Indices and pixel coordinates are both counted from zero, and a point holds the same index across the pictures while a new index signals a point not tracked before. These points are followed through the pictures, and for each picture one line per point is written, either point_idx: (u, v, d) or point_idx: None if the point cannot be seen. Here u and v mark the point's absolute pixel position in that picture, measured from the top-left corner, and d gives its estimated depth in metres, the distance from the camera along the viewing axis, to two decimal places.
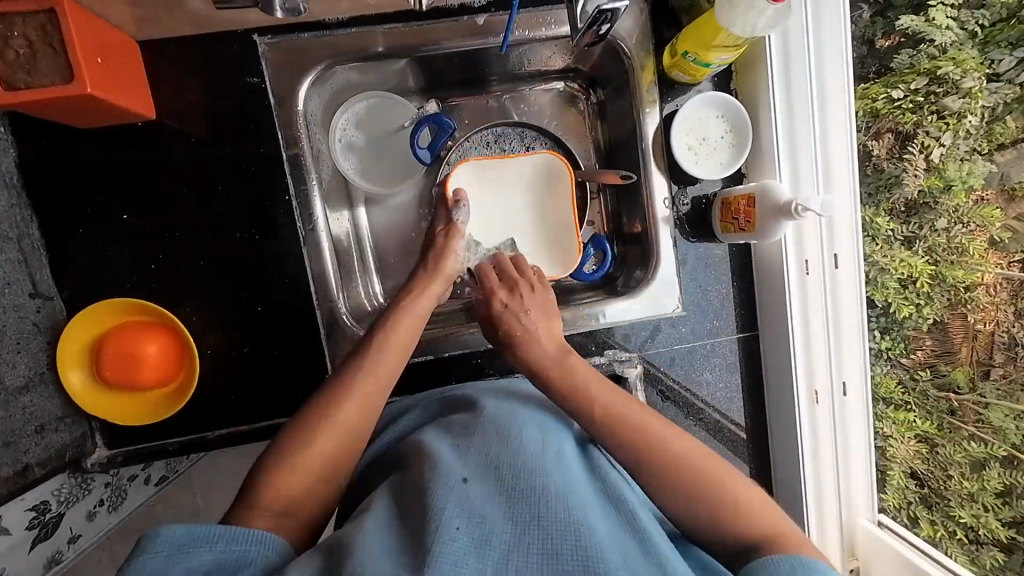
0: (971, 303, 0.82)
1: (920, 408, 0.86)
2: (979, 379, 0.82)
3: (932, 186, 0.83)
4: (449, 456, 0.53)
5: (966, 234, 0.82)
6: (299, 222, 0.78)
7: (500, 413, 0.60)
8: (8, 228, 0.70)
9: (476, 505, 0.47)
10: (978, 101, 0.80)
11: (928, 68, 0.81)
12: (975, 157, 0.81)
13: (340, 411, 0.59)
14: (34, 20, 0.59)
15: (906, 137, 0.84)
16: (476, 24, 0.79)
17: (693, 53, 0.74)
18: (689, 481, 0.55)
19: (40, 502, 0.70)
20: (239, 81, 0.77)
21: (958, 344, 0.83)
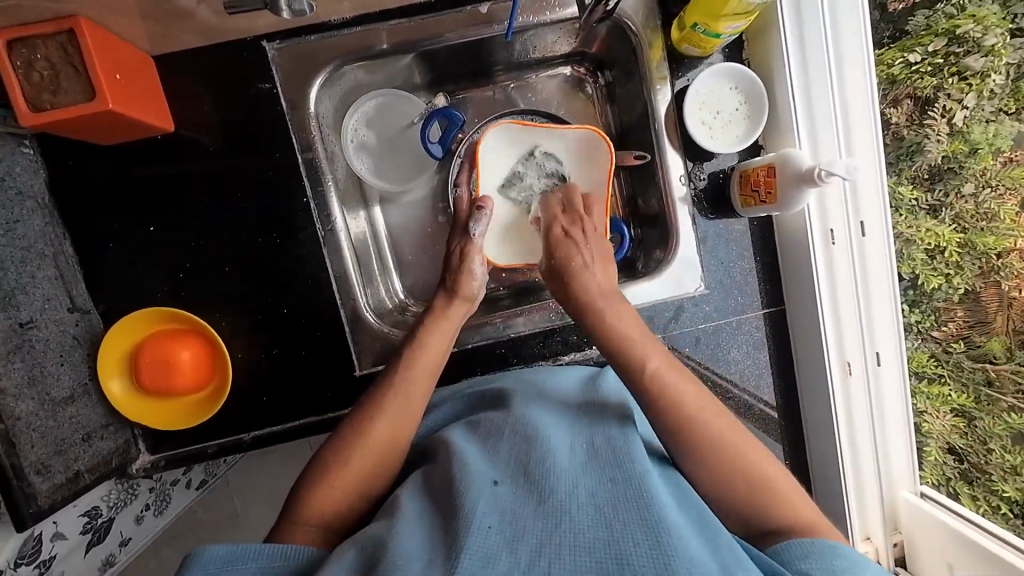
0: (1006, 270, 0.79)
1: (956, 380, 0.82)
2: (1017, 347, 0.78)
3: (956, 151, 0.80)
4: (477, 459, 0.53)
5: (996, 198, 0.79)
6: (318, 223, 0.81)
7: (525, 412, 0.60)
8: (44, 246, 0.73)
9: (507, 505, 0.47)
10: (1002, 58, 0.77)
11: (946, 28, 0.78)
12: (1003, 117, 0.78)
13: (373, 429, 0.61)
14: (55, 41, 0.61)
15: (926, 102, 0.81)
16: (480, 14, 0.79)
17: (702, 24, 0.72)
18: (741, 483, 0.55)
19: (91, 509, 0.77)
20: (252, 88, 0.78)
21: (993, 314, 0.80)
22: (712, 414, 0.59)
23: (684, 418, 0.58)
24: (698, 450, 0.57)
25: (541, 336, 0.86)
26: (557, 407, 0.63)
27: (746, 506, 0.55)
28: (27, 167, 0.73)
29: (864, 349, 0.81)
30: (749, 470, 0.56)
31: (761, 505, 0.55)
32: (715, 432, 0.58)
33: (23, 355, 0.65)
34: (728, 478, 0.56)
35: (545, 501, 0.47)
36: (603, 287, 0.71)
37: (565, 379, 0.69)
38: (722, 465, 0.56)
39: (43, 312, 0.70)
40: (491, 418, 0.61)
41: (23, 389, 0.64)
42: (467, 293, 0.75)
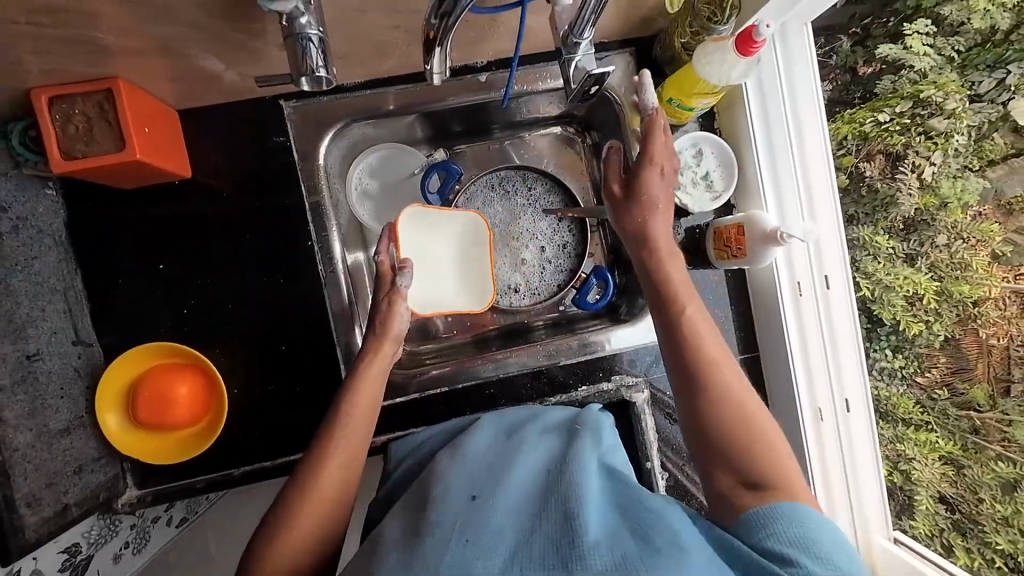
0: (982, 318, 0.78)
1: (943, 428, 0.81)
2: (999, 395, 0.77)
3: (928, 205, 0.81)
4: (454, 481, 0.55)
5: (969, 250, 0.79)
6: (320, 265, 0.86)
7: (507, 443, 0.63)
8: (57, 281, 0.76)
9: (480, 520, 0.49)
10: (964, 121, 0.79)
11: (911, 92, 0.81)
12: (968, 174, 0.79)
13: (318, 488, 0.61)
14: (94, 99, 0.67)
15: (897, 157, 0.83)
16: (478, 82, 0.87)
17: (677, 100, 0.79)
18: (733, 428, 0.58)
19: (72, 545, 0.77)
20: (267, 141, 0.85)
21: (974, 361, 0.78)
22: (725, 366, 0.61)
23: (701, 361, 0.61)
24: (703, 384, 0.60)
25: (530, 376, 0.90)
26: (538, 434, 0.66)
27: (730, 449, 0.57)
28: (49, 207, 0.77)
29: (833, 395, 0.87)
30: (744, 421, 0.58)
31: (747, 448, 0.57)
32: (724, 377, 0.60)
33: (26, 387, 0.67)
34: (724, 421, 0.58)
35: (512, 520, 0.49)
36: (669, 249, 0.72)
37: (543, 413, 0.72)
38: (721, 412, 0.59)
39: (49, 345, 0.72)
40: (474, 442, 0.64)
41: (23, 421, 0.66)
42: (396, 332, 0.76)
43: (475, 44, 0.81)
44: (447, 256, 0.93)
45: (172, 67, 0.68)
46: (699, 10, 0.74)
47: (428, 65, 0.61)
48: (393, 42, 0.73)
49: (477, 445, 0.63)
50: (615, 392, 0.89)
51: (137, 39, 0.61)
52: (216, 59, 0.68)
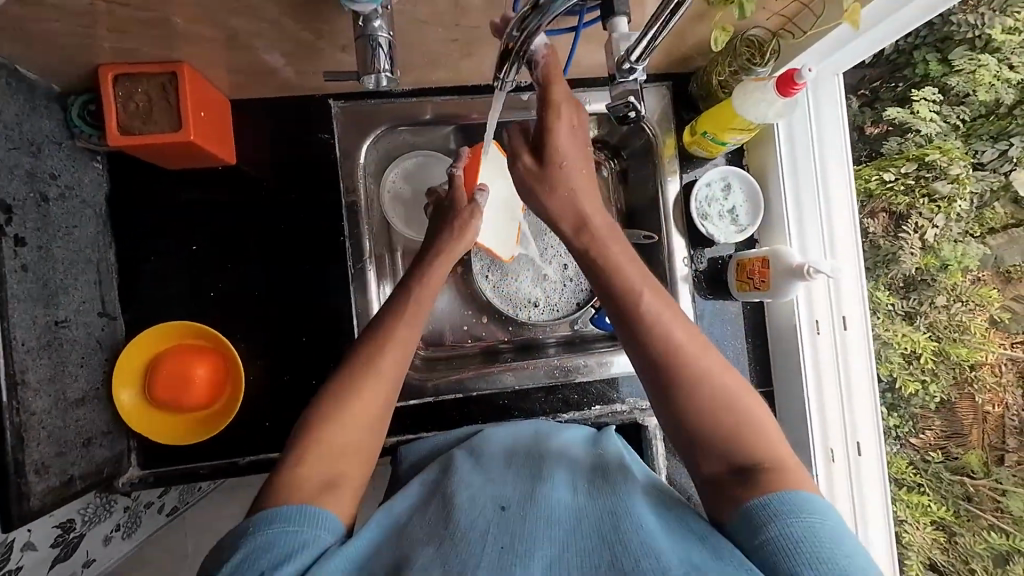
0: (977, 381, 0.96)
1: (937, 492, 0.98)
2: (993, 463, 0.97)
3: (930, 264, 0.95)
4: (481, 490, 0.59)
5: (967, 311, 0.96)
6: (349, 260, 0.85)
7: (532, 457, 0.66)
8: (92, 252, 0.77)
9: (517, 526, 0.53)
10: (965, 187, 0.94)
11: (916, 156, 0.93)
12: (969, 239, 0.96)
13: (371, 382, 0.61)
14: (157, 80, 0.70)
15: (901, 217, 0.96)
16: (520, 100, 0.90)
17: (711, 133, 0.82)
18: (711, 412, 0.57)
19: (66, 521, 0.74)
20: (312, 137, 0.87)
21: (969, 427, 0.98)
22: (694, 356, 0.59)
23: (666, 354, 0.59)
24: (683, 379, 0.58)
25: (545, 392, 0.91)
26: (563, 448, 0.68)
27: (711, 433, 0.56)
28: (94, 180, 0.79)
29: (846, 438, 0.87)
30: (728, 408, 0.57)
31: (727, 432, 0.56)
32: (702, 368, 0.58)
33: (51, 352, 0.67)
34: (702, 408, 0.57)
35: (545, 523, 0.53)
36: (615, 240, 0.69)
37: (561, 431, 0.73)
38: (696, 401, 0.57)
39: (77, 314, 0.73)
40: (496, 455, 0.67)
41: (43, 386, 0.66)
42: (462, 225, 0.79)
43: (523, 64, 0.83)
44: (497, 195, 0.90)
45: (235, 57, 0.71)
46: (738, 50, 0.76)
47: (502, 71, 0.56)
48: (446, 54, 0.76)
49: (500, 457, 0.66)
50: (629, 414, 0.91)
51: (207, 26, 0.62)
52: (278, 54, 0.71)
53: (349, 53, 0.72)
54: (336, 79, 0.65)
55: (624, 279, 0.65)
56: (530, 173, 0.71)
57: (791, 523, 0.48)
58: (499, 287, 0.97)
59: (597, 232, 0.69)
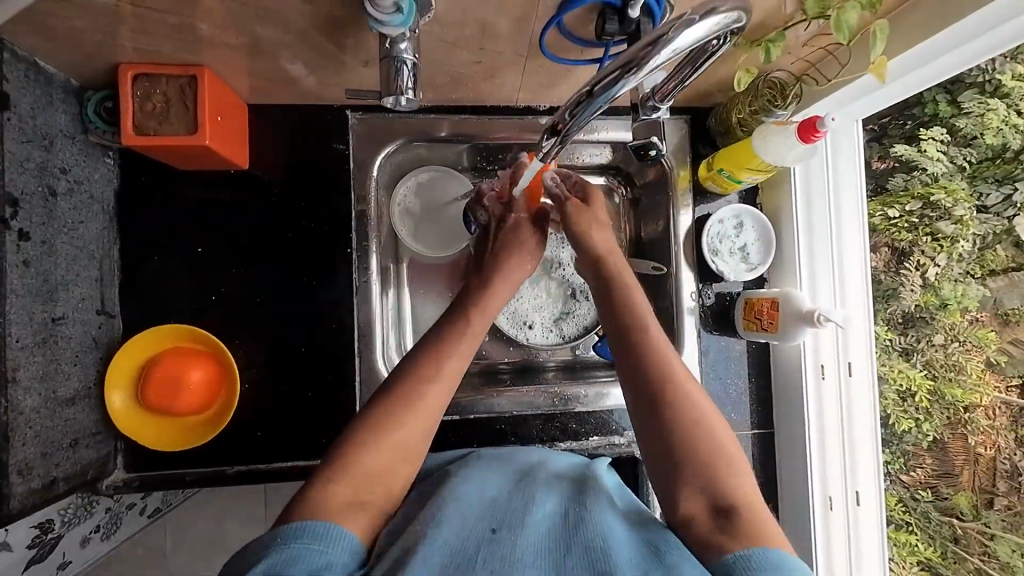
0: (972, 425, 0.88)
1: (924, 532, 0.91)
2: (983, 507, 0.88)
3: (929, 303, 0.88)
4: (472, 509, 0.59)
5: (963, 353, 0.88)
6: (355, 272, 0.84)
7: (522, 480, 0.67)
8: (95, 248, 0.76)
9: (503, 552, 0.53)
10: (969, 229, 0.86)
11: (921, 193, 0.87)
12: (969, 280, 0.87)
13: (416, 412, 0.61)
14: (177, 81, 0.69)
15: (903, 253, 0.90)
16: (538, 124, 0.89)
17: (727, 171, 0.82)
18: (700, 453, 0.60)
19: (45, 522, 0.71)
20: (327, 147, 0.87)
21: (959, 467, 0.89)
22: (692, 398, 0.63)
23: (665, 391, 0.63)
24: (667, 402, 0.63)
25: (542, 419, 0.90)
26: (552, 473, 0.69)
27: (697, 472, 0.59)
28: (104, 175, 0.78)
29: (845, 487, 0.86)
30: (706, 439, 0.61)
31: (713, 475, 0.59)
32: (698, 410, 0.63)
33: (45, 350, 0.66)
34: (691, 446, 0.60)
35: (533, 541, 0.55)
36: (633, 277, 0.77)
37: (548, 458, 0.73)
38: (688, 439, 0.61)
39: (75, 311, 0.72)
40: (487, 476, 0.67)
41: (34, 384, 0.64)
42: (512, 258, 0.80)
43: (543, 89, 0.82)
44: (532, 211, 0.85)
45: (257, 64, 0.70)
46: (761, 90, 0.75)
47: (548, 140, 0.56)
48: (468, 74, 0.76)
49: (490, 478, 0.67)
50: (628, 447, 0.90)
51: (232, 33, 0.62)
52: (300, 64, 0.71)
53: (371, 67, 0.71)
54: (357, 97, 0.64)
55: (631, 298, 0.73)
56: (575, 211, 0.80)
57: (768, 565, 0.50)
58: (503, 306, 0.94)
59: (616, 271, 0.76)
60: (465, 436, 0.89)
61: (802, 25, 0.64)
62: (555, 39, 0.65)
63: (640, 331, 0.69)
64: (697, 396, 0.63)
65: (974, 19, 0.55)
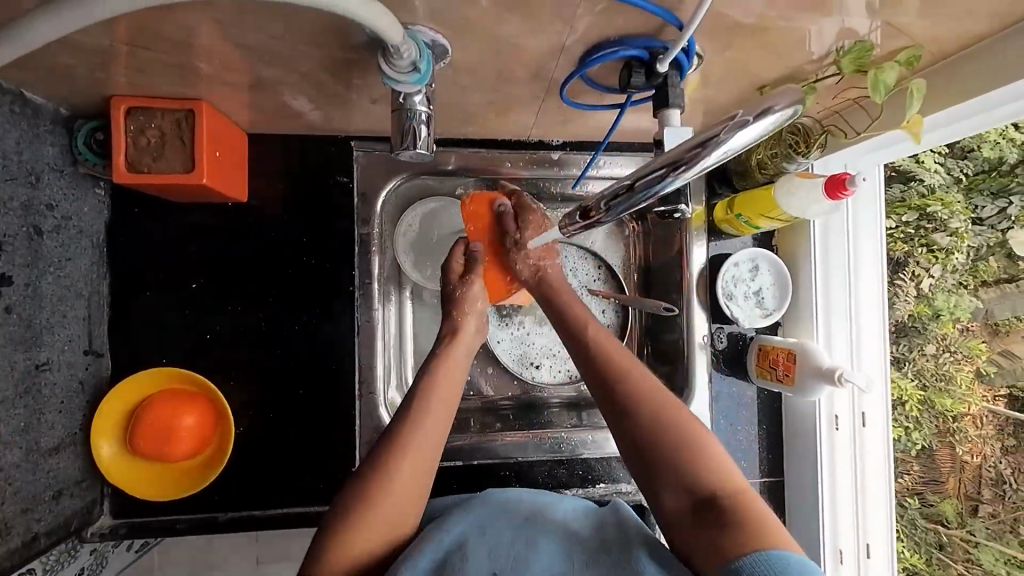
0: (959, 433, 0.88)
1: (910, 539, 0.91)
2: (967, 514, 0.90)
3: (922, 313, 0.87)
4: (477, 552, 0.57)
5: (954, 363, 0.88)
6: (357, 312, 0.80)
7: (531, 521, 0.62)
8: (83, 286, 0.73)
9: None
10: (965, 241, 0.86)
11: (919, 205, 0.85)
12: (962, 291, 0.87)
13: (397, 474, 0.58)
14: (172, 116, 0.65)
15: (899, 264, 0.87)
16: (550, 158, 0.84)
17: (746, 217, 0.79)
18: (679, 450, 0.58)
19: (26, 571, 0.63)
20: (329, 179, 0.83)
21: (945, 474, 0.90)
22: (659, 397, 0.62)
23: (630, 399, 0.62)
24: (629, 397, 0.62)
25: (548, 465, 0.88)
26: (557, 524, 0.62)
27: (678, 472, 0.58)
28: (93, 207, 0.74)
29: (856, 539, 0.84)
30: (681, 434, 0.59)
31: (695, 472, 0.57)
32: (666, 407, 0.61)
33: (27, 400, 0.62)
34: (668, 443, 0.59)
35: None
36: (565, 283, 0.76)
37: (559, 506, 0.66)
38: (662, 441, 0.59)
39: (60, 354, 0.68)
40: (493, 516, 0.63)
41: (14, 437, 0.61)
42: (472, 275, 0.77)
43: (558, 126, 0.79)
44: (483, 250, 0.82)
45: (258, 99, 0.67)
46: (784, 135, 0.73)
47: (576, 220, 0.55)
48: (480, 112, 0.72)
49: (496, 518, 0.63)
50: (637, 495, 0.88)
51: (232, 72, 0.58)
52: (305, 99, 0.67)
53: (379, 104, 0.68)
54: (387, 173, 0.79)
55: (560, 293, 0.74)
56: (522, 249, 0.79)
57: (767, 561, 0.48)
58: (512, 346, 0.91)
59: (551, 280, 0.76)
60: (468, 479, 0.87)
61: (833, 77, 0.61)
62: (575, 85, 0.62)
63: (586, 335, 0.69)
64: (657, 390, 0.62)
65: (1012, 87, 0.53)
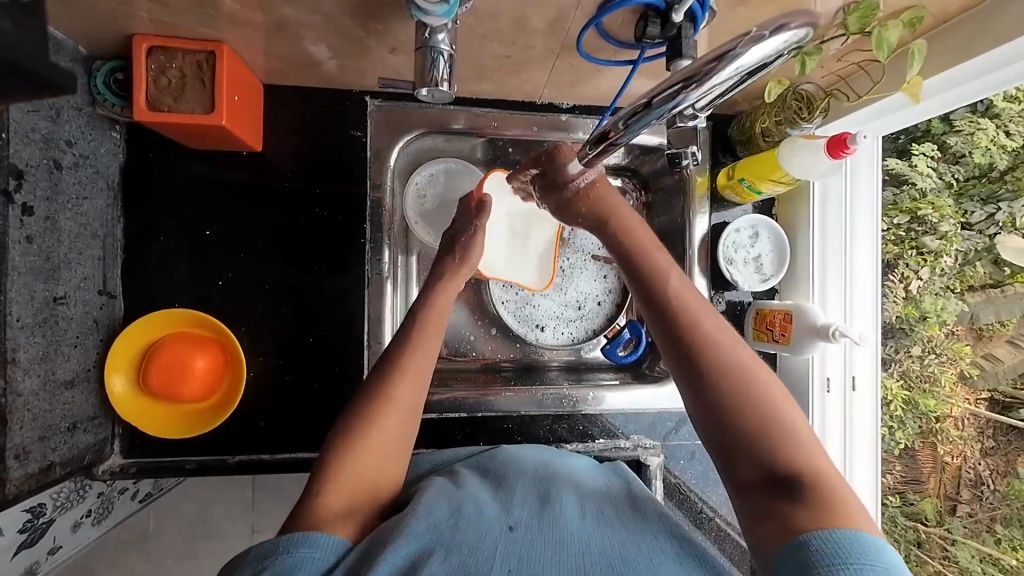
0: (941, 435, 0.91)
1: (891, 537, 0.92)
2: (948, 513, 0.93)
3: (909, 315, 0.89)
4: (489, 505, 0.59)
5: (938, 364, 0.90)
6: (367, 265, 0.82)
7: (541, 474, 0.66)
8: (98, 226, 0.74)
9: (521, 552, 0.52)
10: (953, 244, 0.90)
11: (909, 208, 0.88)
12: (949, 294, 0.90)
13: (384, 422, 0.60)
14: (194, 56, 0.66)
15: (890, 266, 0.90)
16: (559, 120, 0.87)
17: (748, 180, 0.82)
18: (762, 419, 0.54)
19: (37, 505, 0.67)
20: (343, 133, 0.84)
21: (926, 476, 0.93)
22: (738, 359, 0.58)
23: (710, 360, 0.59)
24: (706, 355, 0.59)
25: (550, 420, 0.91)
26: (568, 471, 0.68)
27: (757, 443, 0.54)
28: (109, 149, 0.75)
29: None
30: (763, 400, 0.55)
31: (774, 441, 0.53)
32: (748, 372, 0.57)
33: (46, 330, 0.64)
34: (751, 410, 0.55)
35: (549, 527, 0.56)
36: (648, 238, 0.72)
37: (566, 462, 0.71)
38: (740, 410, 0.55)
39: (76, 290, 0.69)
40: (503, 473, 0.66)
41: (34, 365, 0.62)
42: (475, 259, 0.78)
43: (570, 86, 0.80)
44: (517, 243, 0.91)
45: (280, 44, 0.68)
46: (788, 102, 0.75)
47: (590, 148, 0.57)
48: (495, 68, 0.74)
49: (506, 475, 0.66)
50: (633, 452, 0.89)
51: (259, 11, 0.59)
52: (324, 46, 0.68)
53: (398, 54, 0.70)
54: (392, 80, 0.76)
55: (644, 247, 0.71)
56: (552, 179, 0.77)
57: (842, 545, 0.44)
58: (516, 308, 0.93)
59: (629, 227, 0.73)
60: (472, 432, 0.89)
61: (838, 39, 0.64)
62: (591, 37, 0.63)
63: (668, 287, 0.66)
64: (739, 352, 0.59)
65: (1006, 49, 0.56)
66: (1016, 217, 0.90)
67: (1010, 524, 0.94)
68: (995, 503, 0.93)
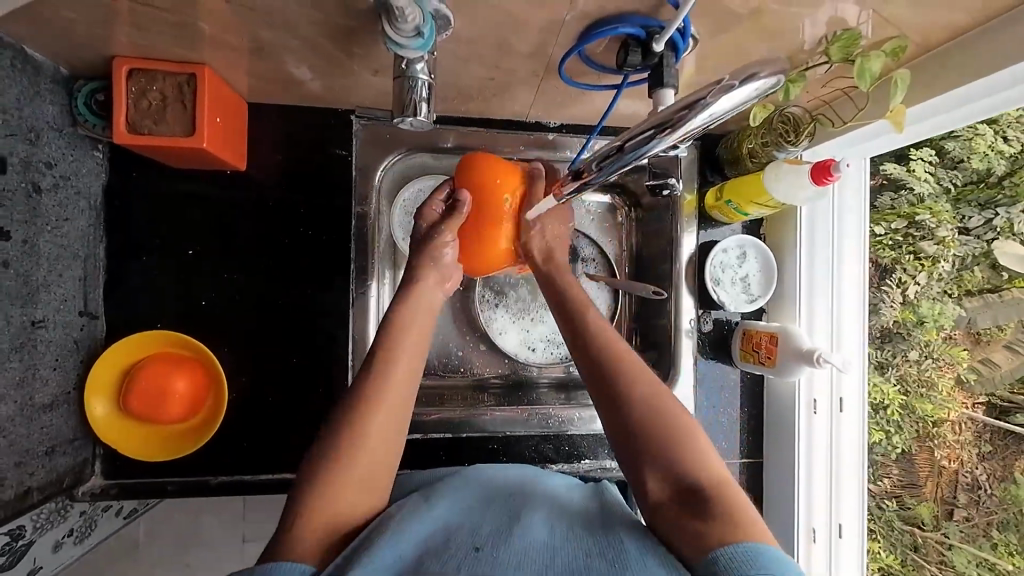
0: (938, 438, 0.89)
1: (887, 539, 0.92)
2: (943, 517, 0.91)
3: (907, 319, 0.88)
4: (460, 529, 0.56)
5: (937, 369, 0.89)
6: (352, 284, 0.82)
7: (518, 496, 0.63)
8: (79, 247, 0.73)
9: (485, 572, 0.49)
10: (949, 249, 0.89)
11: (908, 213, 0.87)
12: (946, 299, 0.88)
13: (370, 420, 0.59)
14: (174, 79, 0.66)
15: (886, 270, 0.88)
16: (546, 139, 0.86)
17: (735, 203, 0.82)
18: (665, 437, 0.59)
19: (16, 527, 0.64)
20: (329, 152, 0.84)
21: (924, 479, 0.90)
22: (647, 383, 0.63)
23: (614, 377, 0.64)
24: (617, 380, 0.64)
25: (536, 439, 0.91)
26: (546, 492, 0.65)
27: (664, 458, 0.58)
28: (92, 169, 0.75)
29: (828, 519, 0.87)
30: (667, 421, 0.60)
31: (678, 458, 0.58)
32: (653, 396, 0.62)
33: (22, 355, 0.63)
34: (655, 429, 0.60)
35: (517, 545, 0.53)
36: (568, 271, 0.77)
37: (545, 483, 0.68)
38: (645, 430, 0.60)
39: (55, 313, 0.69)
40: (479, 494, 0.64)
41: (9, 391, 0.61)
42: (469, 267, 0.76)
43: (555, 106, 0.80)
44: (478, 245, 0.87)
45: (261, 67, 0.68)
46: (774, 125, 0.75)
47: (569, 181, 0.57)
48: (480, 89, 0.74)
49: (480, 497, 0.63)
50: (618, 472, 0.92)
51: (238, 37, 0.59)
52: (306, 68, 0.68)
53: (381, 76, 0.69)
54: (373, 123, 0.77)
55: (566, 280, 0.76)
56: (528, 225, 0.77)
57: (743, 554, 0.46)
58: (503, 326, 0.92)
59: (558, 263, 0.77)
60: (458, 452, 0.89)
61: (822, 66, 0.63)
62: (574, 63, 0.63)
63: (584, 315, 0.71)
64: (647, 376, 0.64)
65: (995, 78, 0.55)
66: (1013, 222, 0.87)
67: (1005, 527, 0.90)
68: (992, 507, 0.90)
